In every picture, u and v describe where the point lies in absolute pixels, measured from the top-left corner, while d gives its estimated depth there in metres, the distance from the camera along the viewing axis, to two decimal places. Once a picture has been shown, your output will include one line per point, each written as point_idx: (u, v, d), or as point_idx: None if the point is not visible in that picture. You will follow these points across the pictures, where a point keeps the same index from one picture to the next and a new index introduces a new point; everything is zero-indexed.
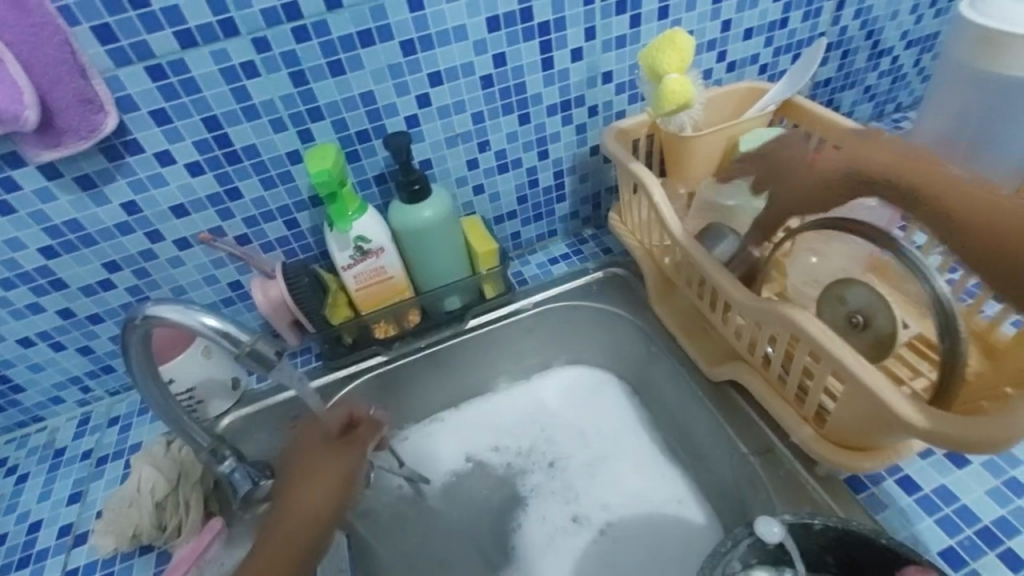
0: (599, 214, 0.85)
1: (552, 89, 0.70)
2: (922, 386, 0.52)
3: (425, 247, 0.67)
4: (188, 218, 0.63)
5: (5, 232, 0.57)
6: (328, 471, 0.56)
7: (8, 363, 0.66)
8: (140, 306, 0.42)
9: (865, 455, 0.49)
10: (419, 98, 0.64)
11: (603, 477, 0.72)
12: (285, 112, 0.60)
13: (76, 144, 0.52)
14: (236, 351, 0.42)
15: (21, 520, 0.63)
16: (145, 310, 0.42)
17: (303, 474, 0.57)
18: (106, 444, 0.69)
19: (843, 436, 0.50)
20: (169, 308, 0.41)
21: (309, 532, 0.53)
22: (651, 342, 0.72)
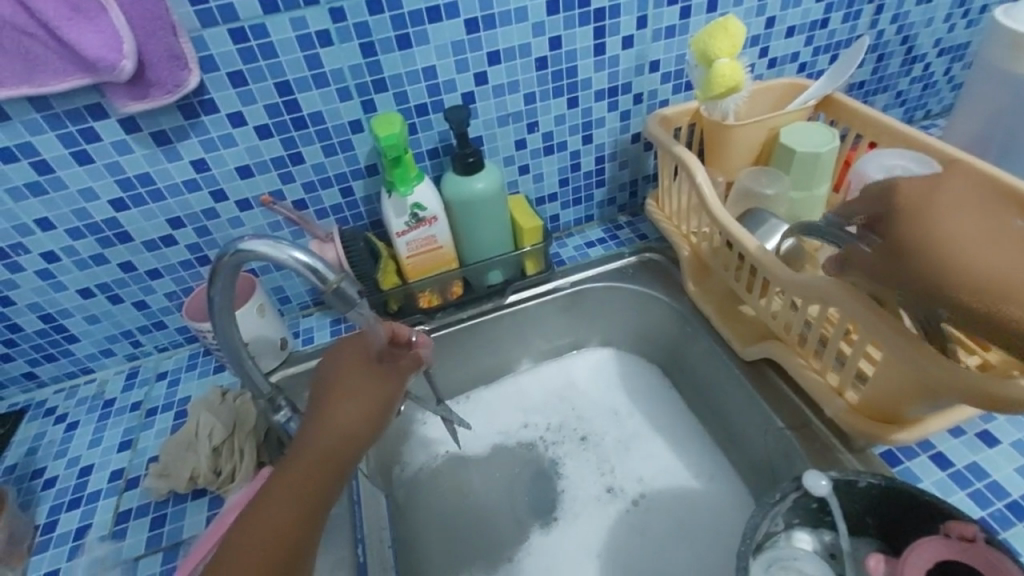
0: (635, 202, 0.88)
1: (602, 75, 0.73)
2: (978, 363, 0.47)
3: (474, 219, 0.70)
4: (251, 179, 0.65)
5: (80, 181, 0.60)
6: (368, 393, 0.50)
7: (67, 313, 0.68)
8: (232, 244, 0.44)
9: (902, 428, 0.51)
10: (477, 76, 0.67)
11: (634, 452, 0.74)
12: (352, 81, 0.62)
13: (161, 98, 0.55)
14: (321, 288, 0.43)
15: (72, 464, 0.65)
16: (237, 247, 0.43)
17: (338, 393, 0.51)
18: (154, 396, 0.71)
19: (879, 408, 0.52)
20: (262, 243, 0.43)
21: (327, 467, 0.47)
22: (687, 323, 0.74)
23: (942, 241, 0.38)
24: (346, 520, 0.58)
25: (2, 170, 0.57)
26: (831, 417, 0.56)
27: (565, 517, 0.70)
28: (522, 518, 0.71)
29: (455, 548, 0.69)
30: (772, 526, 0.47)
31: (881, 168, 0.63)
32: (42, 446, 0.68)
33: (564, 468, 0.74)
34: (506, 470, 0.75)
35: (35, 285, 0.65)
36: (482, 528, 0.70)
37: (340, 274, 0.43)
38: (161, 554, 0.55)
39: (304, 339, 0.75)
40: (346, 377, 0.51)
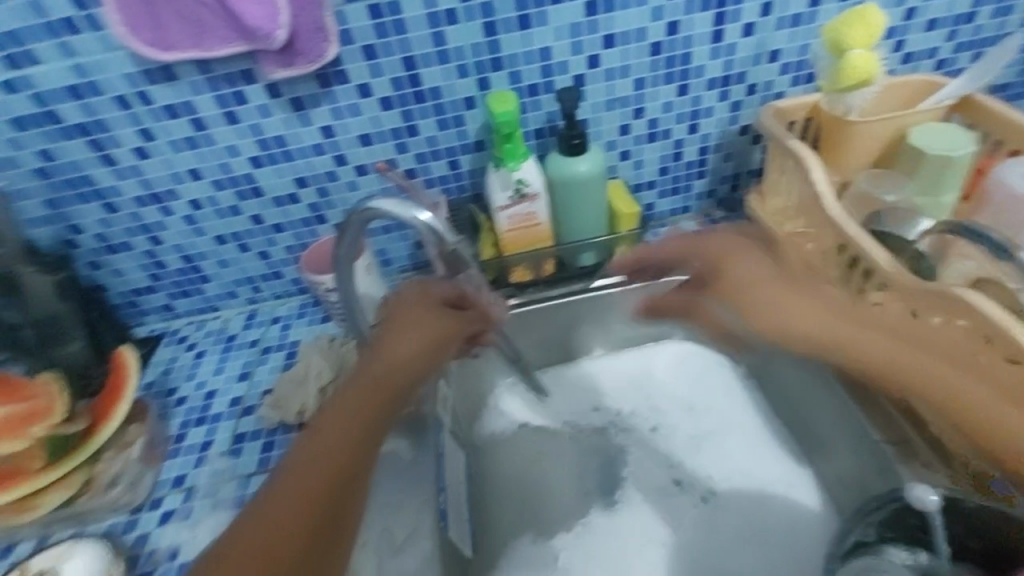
0: (735, 197, 0.85)
1: (717, 63, 0.71)
2: None
3: (574, 200, 0.71)
4: (370, 147, 0.70)
5: (228, 138, 0.67)
6: (426, 329, 0.53)
7: (204, 255, 0.77)
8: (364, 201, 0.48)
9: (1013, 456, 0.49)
10: (590, 59, 0.68)
11: (707, 449, 0.73)
12: (472, 59, 0.65)
13: (304, 66, 0.60)
14: None
15: (200, 387, 0.74)
16: (369, 204, 0.47)
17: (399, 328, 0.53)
18: (269, 337, 0.79)
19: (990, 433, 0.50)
20: (393, 204, 0.47)
21: (383, 405, 0.50)
22: None
23: (925, 387, 0.52)
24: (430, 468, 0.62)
25: (168, 124, 0.65)
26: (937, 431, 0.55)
27: (630, 503, 0.70)
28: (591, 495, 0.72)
29: (520, 514, 0.71)
30: None
31: None
32: (175, 368, 0.77)
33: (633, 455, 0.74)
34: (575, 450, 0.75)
35: (182, 227, 0.74)
36: (548, 499, 0.72)
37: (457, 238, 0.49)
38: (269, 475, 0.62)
39: None
40: (408, 313, 0.53)
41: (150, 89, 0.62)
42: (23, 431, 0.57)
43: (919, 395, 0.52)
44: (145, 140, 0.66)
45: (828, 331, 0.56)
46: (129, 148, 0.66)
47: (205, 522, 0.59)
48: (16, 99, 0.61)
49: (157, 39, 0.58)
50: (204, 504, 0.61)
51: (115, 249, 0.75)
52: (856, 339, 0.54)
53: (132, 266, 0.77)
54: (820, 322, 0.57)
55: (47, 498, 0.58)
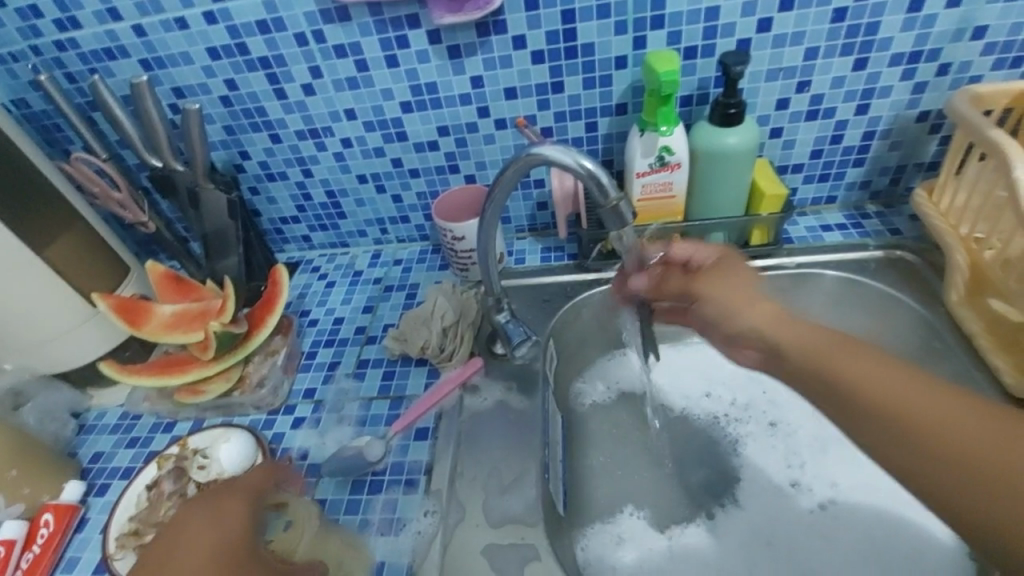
0: (893, 192, 0.77)
1: (907, 36, 0.64)
2: None
3: (715, 175, 0.68)
4: (513, 101, 0.71)
5: (385, 81, 0.70)
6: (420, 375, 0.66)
7: (345, 193, 0.83)
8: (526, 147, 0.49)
9: None
10: (761, 22, 0.63)
11: (829, 456, 0.68)
12: (633, 16, 0.63)
13: (472, 13, 0.62)
14: (601, 203, 0.48)
15: (329, 314, 0.80)
16: (532, 150, 0.49)
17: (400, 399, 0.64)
18: (391, 277, 0.84)
19: None
20: (557, 150, 0.48)
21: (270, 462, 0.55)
22: (938, 339, 0.65)
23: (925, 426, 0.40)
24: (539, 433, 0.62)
25: (335, 64, 0.69)
26: None
27: (740, 493, 0.68)
28: (694, 478, 0.70)
29: (619, 483, 0.70)
30: None
31: None
32: (308, 293, 0.84)
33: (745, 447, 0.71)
34: (681, 431, 0.74)
35: (330, 164, 0.79)
36: (649, 474, 0.71)
37: (617, 196, 0.47)
38: (388, 401, 0.67)
39: (517, 258, 0.81)
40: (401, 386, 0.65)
41: (326, 29, 0.67)
42: (201, 324, 0.68)
43: (924, 448, 0.39)
44: (313, 77, 0.71)
45: (862, 386, 0.43)
46: (299, 84, 0.72)
47: (331, 434, 0.65)
48: (213, 30, 0.68)
49: None
50: (330, 417, 0.67)
51: (272, 177, 0.82)
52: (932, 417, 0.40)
53: (283, 195, 0.84)
54: (887, 386, 0.42)
55: (211, 386, 0.68)
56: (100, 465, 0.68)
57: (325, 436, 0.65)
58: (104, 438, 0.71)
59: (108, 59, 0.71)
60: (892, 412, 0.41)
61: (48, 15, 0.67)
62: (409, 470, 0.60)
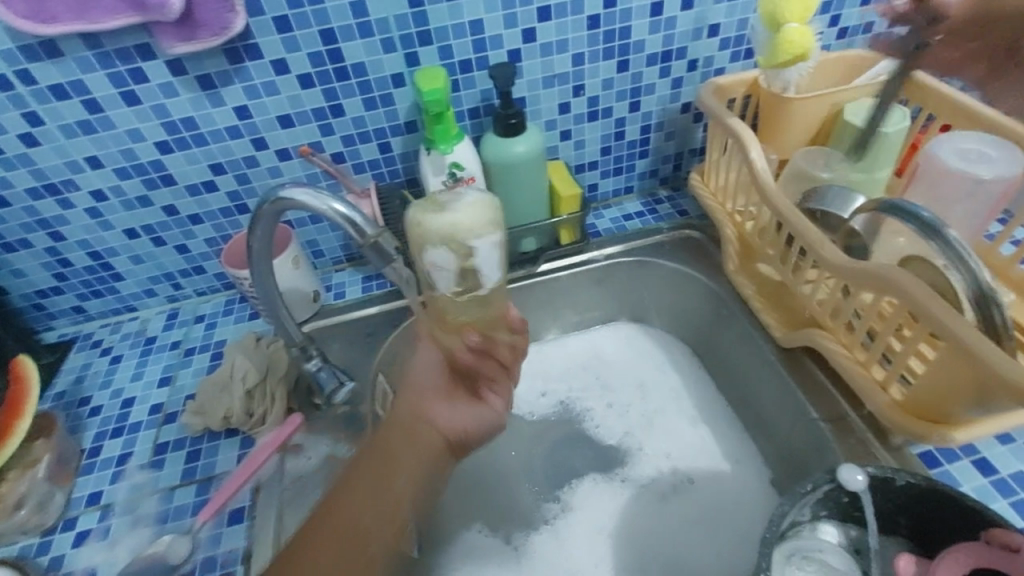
0: (678, 176, 0.84)
1: (656, 37, 0.69)
2: None
3: (511, 183, 0.69)
4: (292, 129, 0.65)
5: (128, 122, 0.61)
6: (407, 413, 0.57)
7: (113, 251, 0.71)
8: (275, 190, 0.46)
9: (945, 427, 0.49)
10: (525, 32, 0.64)
11: (659, 427, 0.73)
12: (397, 33, 0.61)
13: (209, 40, 0.55)
14: (360, 240, 0.46)
15: (116, 395, 0.68)
16: (281, 194, 0.46)
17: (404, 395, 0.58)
18: (192, 337, 0.74)
19: (924, 406, 0.50)
20: (304, 193, 0.45)
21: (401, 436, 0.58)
22: (721, 304, 0.72)
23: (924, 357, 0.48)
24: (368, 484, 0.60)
25: (56, 107, 0.58)
26: (873, 411, 0.54)
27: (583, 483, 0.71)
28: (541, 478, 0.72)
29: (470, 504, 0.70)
30: (796, 517, 0.45)
31: (955, 151, 0.58)
32: (88, 376, 0.71)
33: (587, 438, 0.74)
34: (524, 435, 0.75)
35: (85, 221, 0.67)
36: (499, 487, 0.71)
37: (377, 231, 0.46)
38: (195, 486, 0.58)
39: (336, 293, 0.76)
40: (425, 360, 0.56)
41: (31, 67, 0.55)
42: None
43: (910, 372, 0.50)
44: (30, 125, 0.59)
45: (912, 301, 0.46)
46: (13, 134, 0.59)
47: (125, 542, 0.55)
48: None
49: (34, 11, 0.51)
50: (123, 522, 0.57)
51: (9, 247, 0.67)
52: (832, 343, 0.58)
53: (31, 266, 0.69)
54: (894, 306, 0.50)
55: None
56: None
57: (116, 547, 0.55)
58: None
59: None
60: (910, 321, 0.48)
61: None
62: (223, 561, 0.53)
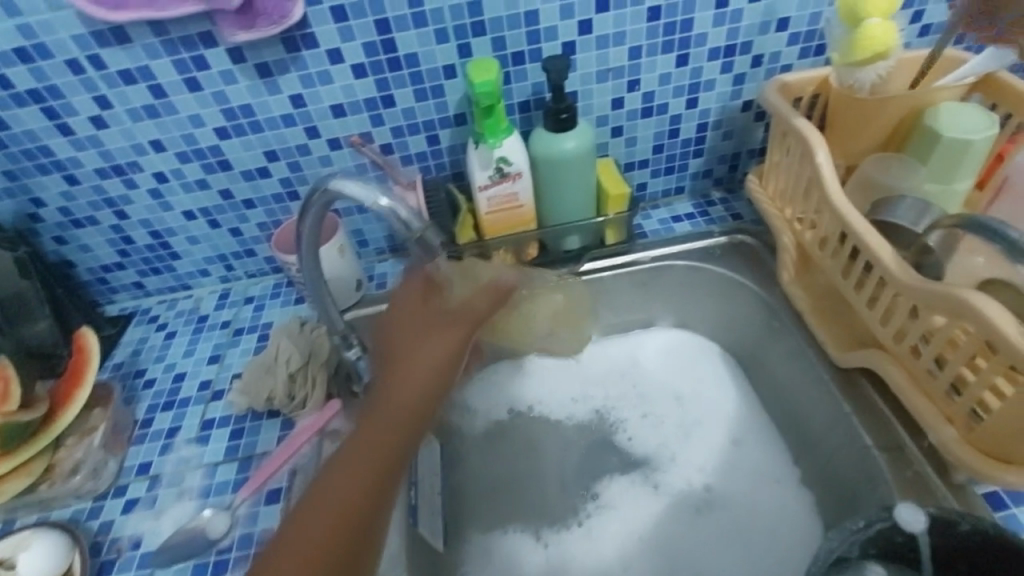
0: (734, 177, 0.80)
1: (720, 31, 0.66)
2: None
3: (559, 181, 0.67)
4: (344, 119, 0.66)
5: (190, 107, 0.62)
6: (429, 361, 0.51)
7: (171, 232, 0.73)
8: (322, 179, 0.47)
9: (1014, 468, 0.46)
10: (582, 24, 0.62)
11: (698, 440, 0.70)
12: (452, 23, 0.60)
13: (268, 29, 0.55)
14: (405, 235, 0.47)
15: (169, 370, 0.71)
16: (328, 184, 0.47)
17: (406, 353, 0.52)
18: (241, 318, 0.76)
19: (992, 443, 0.47)
20: (354, 184, 0.46)
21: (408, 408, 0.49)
22: (776, 317, 0.68)
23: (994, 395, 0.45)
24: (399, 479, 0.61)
25: (124, 91, 0.61)
26: (934, 442, 0.51)
27: (613, 491, 0.69)
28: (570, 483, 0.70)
29: (498, 504, 0.69)
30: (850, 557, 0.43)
31: None
32: (145, 349, 0.75)
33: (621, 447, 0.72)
34: (556, 439, 0.74)
35: (147, 202, 0.70)
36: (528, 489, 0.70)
37: (424, 224, 0.47)
38: (236, 463, 0.60)
39: (378, 282, 0.77)
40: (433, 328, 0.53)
41: (103, 52, 0.58)
42: None
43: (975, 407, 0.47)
44: (101, 108, 0.62)
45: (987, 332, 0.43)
46: (85, 117, 0.62)
47: (170, 512, 0.58)
48: None
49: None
50: (170, 493, 0.59)
51: (79, 224, 0.71)
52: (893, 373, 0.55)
53: (97, 242, 0.73)
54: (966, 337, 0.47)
55: (5, 485, 0.56)
56: None
57: (162, 516, 0.57)
58: None
59: None
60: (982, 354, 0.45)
61: None
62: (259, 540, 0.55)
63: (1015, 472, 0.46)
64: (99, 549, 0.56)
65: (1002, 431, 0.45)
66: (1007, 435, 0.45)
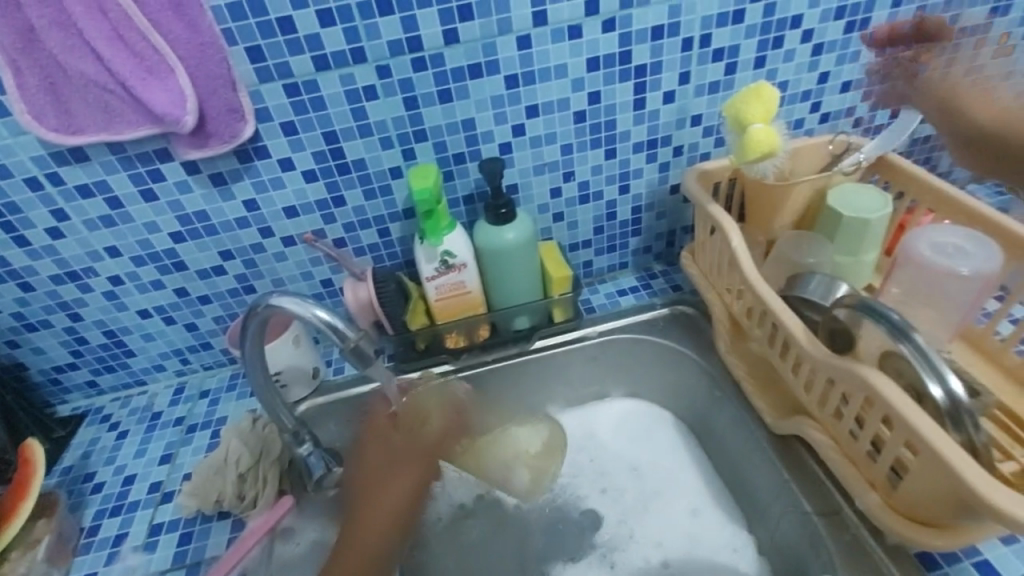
0: (672, 251, 0.86)
1: (642, 127, 0.73)
2: (1010, 469, 0.50)
3: (504, 268, 0.71)
4: (296, 219, 0.69)
5: (146, 215, 0.65)
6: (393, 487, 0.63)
7: (126, 330, 0.74)
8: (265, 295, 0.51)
9: (937, 532, 0.48)
10: (515, 128, 0.68)
11: (655, 512, 0.72)
12: (395, 132, 0.65)
13: (219, 147, 0.59)
14: (342, 344, 0.51)
15: (119, 472, 0.70)
16: (270, 299, 0.51)
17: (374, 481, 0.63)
18: (195, 414, 0.76)
19: (912, 508, 0.49)
20: (291, 300, 0.50)
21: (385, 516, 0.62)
22: (717, 385, 0.72)
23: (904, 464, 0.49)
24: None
25: (81, 204, 0.63)
26: (863, 508, 0.53)
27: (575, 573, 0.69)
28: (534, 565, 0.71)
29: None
30: None
31: (933, 245, 0.57)
32: (95, 451, 0.74)
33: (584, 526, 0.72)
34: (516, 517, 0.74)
35: (102, 303, 0.71)
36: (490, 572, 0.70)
37: (358, 333, 0.52)
38: (185, 570, 0.59)
39: (336, 367, 0.78)
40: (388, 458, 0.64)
41: (61, 171, 0.61)
42: None
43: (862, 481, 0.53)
44: (58, 220, 0.64)
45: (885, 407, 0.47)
46: (42, 228, 0.64)
47: None
48: None
49: (65, 124, 0.56)
50: None
51: (32, 328, 0.72)
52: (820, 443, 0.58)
53: (50, 344, 0.74)
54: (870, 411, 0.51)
55: None
56: None
57: None
58: None
59: None
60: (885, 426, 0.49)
61: None
62: None
63: (938, 537, 0.48)
64: None
65: (919, 498, 0.48)
66: (923, 502, 0.48)
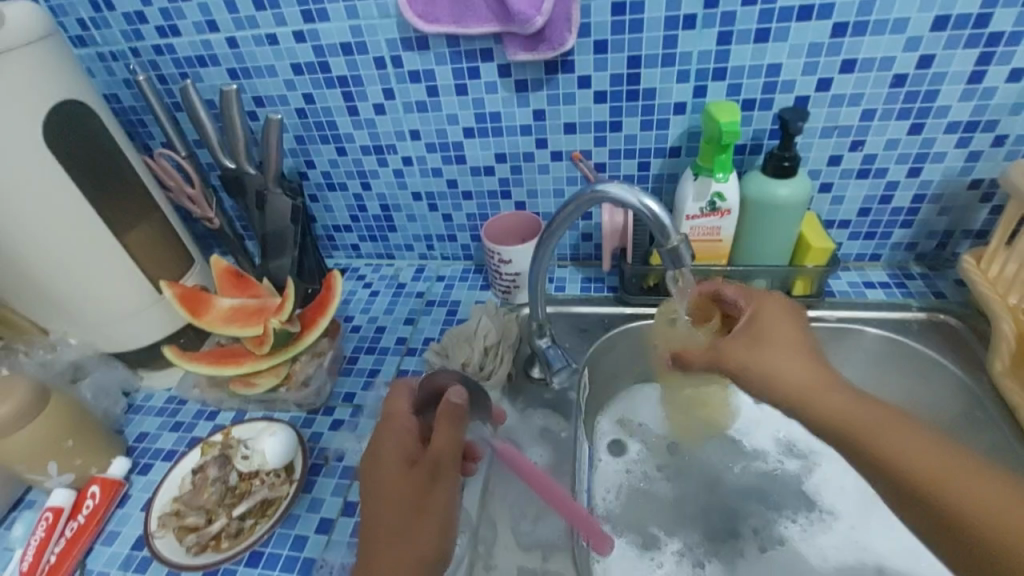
0: (939, 255, 0.77)
1: (966, 106, 0.65)
2: None
3: (763, 224, 0.70)
4: (571, 136, 0.74)
5: (451, 108, 0.74)
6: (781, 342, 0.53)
7: (398, 208, 0.86)
8: (596, 187, 0.53)
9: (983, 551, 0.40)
10: (820, 81, 0.65)
11: (873, 516, 0.67)
12: (696, 66, 0.66)
13: (545, 53, 0.65)
14: (662, 243, 0.51)
15: (372, 322, 0.83)
16: (602, 191, 0.52)
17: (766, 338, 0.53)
18: (433, 292, 0.87)
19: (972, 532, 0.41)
20: (623, 191, 0.52)
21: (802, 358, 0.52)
22: (981, 410, 0.66)
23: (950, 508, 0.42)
24: (569, 468, 0.65)
25: (408, 88, 0.73)
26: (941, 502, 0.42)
27: (775, 548, 0.67)
28: (736, 523, 0.69)
29: (661, 520, 0.69)
30: None
31: None
32: (353, 300, 0.87)
33: (790, 503, 0.70)
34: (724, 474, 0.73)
35: (389, 180, 0.83)
36: (693, 511, 0.70)
37: (677, 237, 0.51)
38: None
39: (557, 284, 0.84)
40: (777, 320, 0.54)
41: (404, 55, 0.70)
42: (259, 319, 0.71)
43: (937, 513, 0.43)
44: (386, 98, 0.75)
45: (869, 427, 0.47)
46: (371, 103, 0.75)
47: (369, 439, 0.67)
48: (300, 48, 0.72)
49: (425, 13, 0.65)
50: (368, 423, 0.69)
51: (332, 187, 0.86)
52: (910, 436, 0.46)
53: (339, 205, 0.87)
54: (904, 451, 0.45)
55: (262, 379, 0.71)
56: (145, 445, 0.71)
57: (363, 441, 0.67)
58: (149, 419, 0.74)
59: (199, 66, 0.76)
60: (918, 457, 0.44)
61: (152, 22, 0.73)
62: None
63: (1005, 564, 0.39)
64: (311, 453, 0.67)
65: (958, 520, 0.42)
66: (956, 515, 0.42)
